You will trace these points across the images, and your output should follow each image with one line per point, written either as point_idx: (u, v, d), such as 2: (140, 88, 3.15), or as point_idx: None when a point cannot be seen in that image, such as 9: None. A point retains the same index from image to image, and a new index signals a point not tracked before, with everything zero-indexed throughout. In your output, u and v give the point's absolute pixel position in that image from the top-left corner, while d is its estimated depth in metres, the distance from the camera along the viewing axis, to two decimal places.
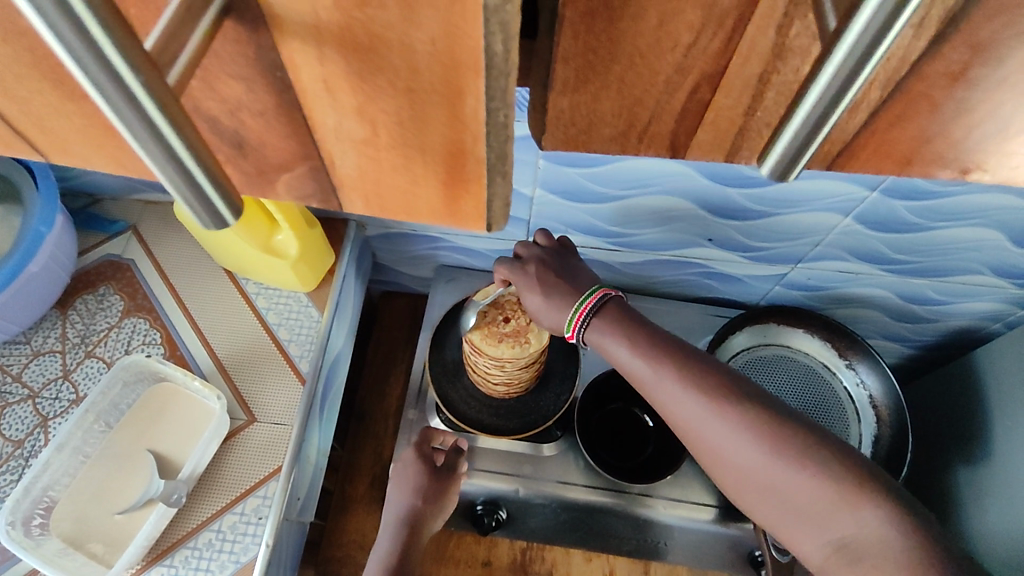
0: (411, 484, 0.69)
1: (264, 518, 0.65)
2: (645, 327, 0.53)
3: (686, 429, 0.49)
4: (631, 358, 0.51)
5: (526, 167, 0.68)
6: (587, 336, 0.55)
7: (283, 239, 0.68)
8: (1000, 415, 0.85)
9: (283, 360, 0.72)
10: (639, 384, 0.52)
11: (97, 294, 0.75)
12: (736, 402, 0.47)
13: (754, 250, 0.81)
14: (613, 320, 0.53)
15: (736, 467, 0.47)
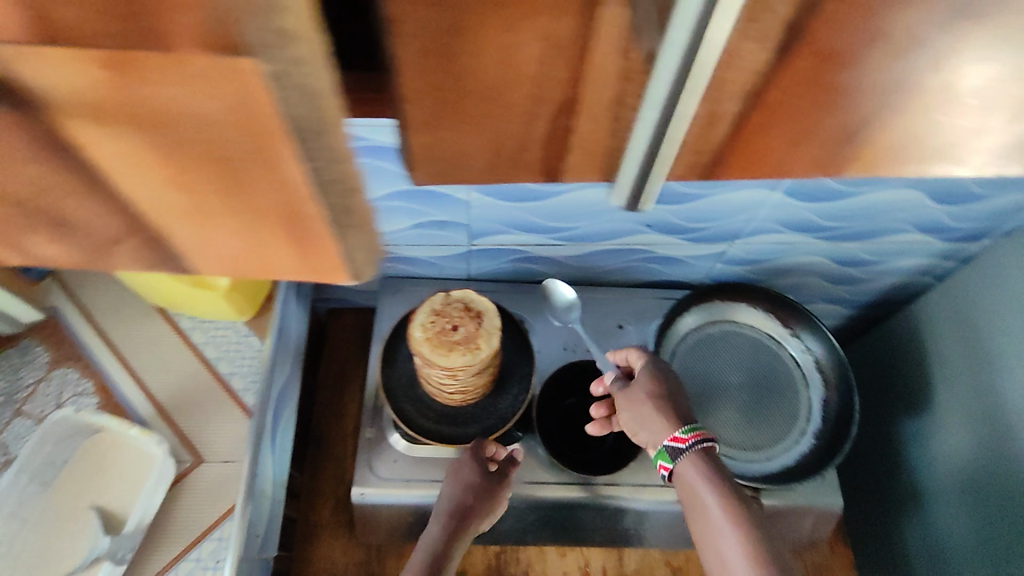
0: (458, 485, 0.72)
1: (221, 560, 0.62)
2: (736, 489, 0.58)
3: None
4: (713, 505, 0.56)
5: None
6: (678, 468, 0.60)
7: None
8: (935, 364, 0.89)
9: (226, 395, 0.70)
10: (706, 533, 0.56)
11: (19, 347, 0.70)
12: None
13: (691, 232, 0.82)
14: (707, 463, 0.59)
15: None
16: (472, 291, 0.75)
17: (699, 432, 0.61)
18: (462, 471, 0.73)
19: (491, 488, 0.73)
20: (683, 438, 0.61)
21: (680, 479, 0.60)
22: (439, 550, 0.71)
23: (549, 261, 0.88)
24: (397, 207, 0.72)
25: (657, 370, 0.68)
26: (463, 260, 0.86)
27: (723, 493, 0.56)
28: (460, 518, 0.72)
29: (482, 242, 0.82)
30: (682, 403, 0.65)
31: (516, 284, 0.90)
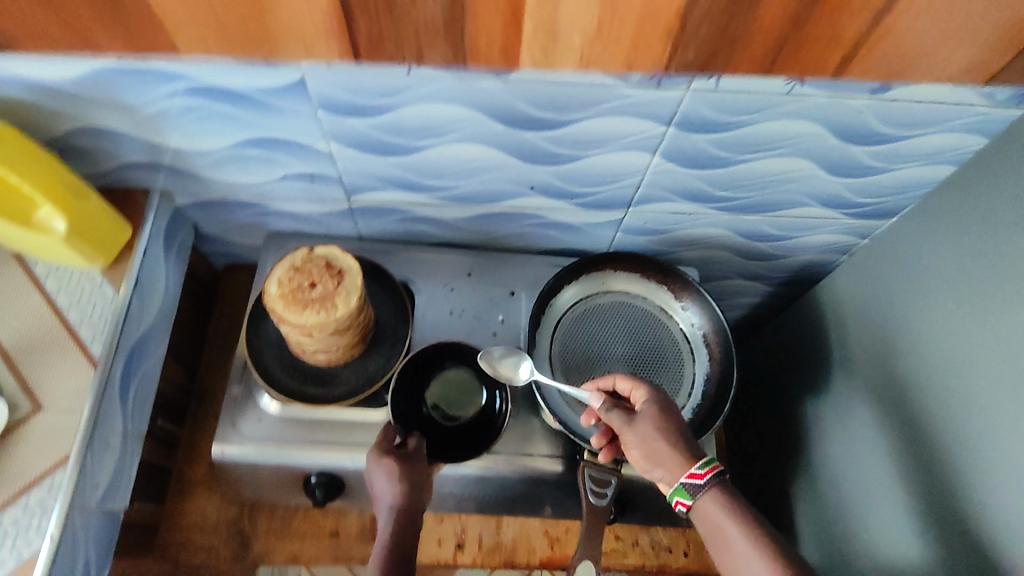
0: (394, 475, 0.66)
1: (49, 509, 0.61)
2: (759, 522, 0.58)
3: None
4: (747, 544, 0.57)
5: (309, 121, 0.65)
6: (697, 506, 0.60)
7: (46, 215, 0.63)
8: (836, 345, 0.86)
9: (73, 343, 0.68)
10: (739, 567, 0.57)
11: None
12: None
13: (580, 195, 0.78)
14: (729, 498, 0.59)
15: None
16: (338, 249, 0.73)
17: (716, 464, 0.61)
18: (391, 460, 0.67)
19: (423, 470, 0.69)
20: (702, 475, 0.60)
21: (701, 515, 0.60)
22: (404, 544, 0.62)
23: (439, 223, 0.85)
24: (260, 156, 0.71)
25: (657, 400, 0.65)
26: (348, 218, 0.84)
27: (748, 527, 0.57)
28: (410, 509, 0.65)
29: (361, 198, 0.79)
30: (688, 435, 0.63)
31: (407, 245, 0.88)
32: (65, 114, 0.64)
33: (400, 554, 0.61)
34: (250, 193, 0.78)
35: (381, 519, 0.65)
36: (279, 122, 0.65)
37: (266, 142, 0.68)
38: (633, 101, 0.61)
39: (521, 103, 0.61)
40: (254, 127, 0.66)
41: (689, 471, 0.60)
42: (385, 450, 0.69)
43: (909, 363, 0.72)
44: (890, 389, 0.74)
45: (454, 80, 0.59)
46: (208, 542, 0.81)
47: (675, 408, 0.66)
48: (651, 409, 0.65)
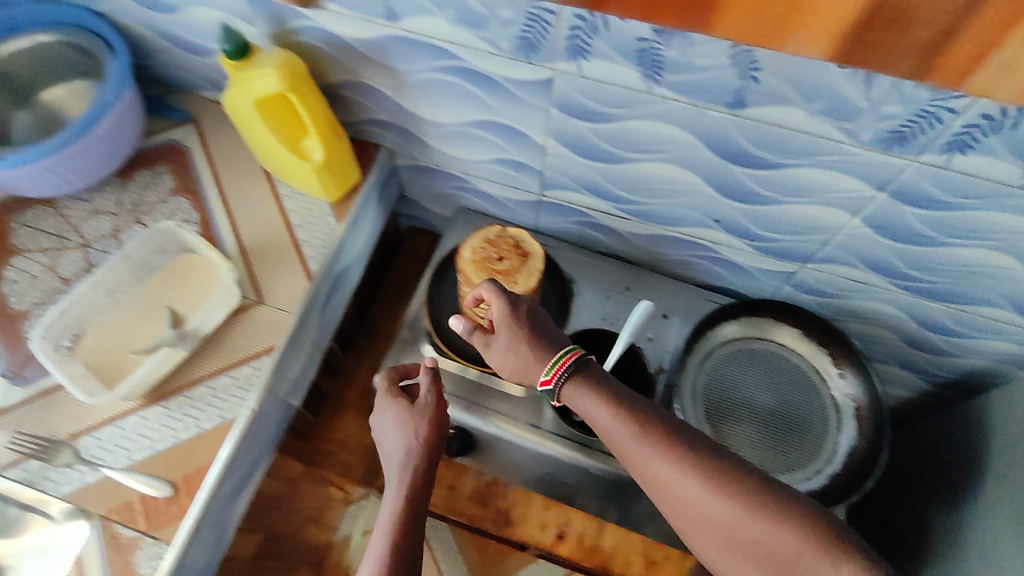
0: (408, 429, 0.67)
1: (253, 385, 0.72)
2: (622, 392, 0.58)
3: (649, 483, 0.55)
4: (610, 419, 0.57)
5: (539, 115, 0.72)
6: (563, 396, 0.61)
7: (309, 144, 0.75)
8: (995, 459, 0.81)
9: (296, 256, 0.80)
10: (615, 445, 0.57)
11: (153, 171, 0.84)
12: (691, 463, 0.53)
13: (761, 240, 0.80)
14: (584, 380, 0.59)
15: (700, 520, 0.52)
16: (527, 233, 0.80)
17: (569, 356, 0.60)
18: (404, 409, 0.68)
19: (439, 418, 0.69)
20: (548, 379, 0.60)
21: (570, 402, 0.61)
22: (420, 498, 0.63)
23: (613, 233, 0.90)
24: (482, 137, 0.79)
25: (511, 309, 0.63)
26: (532, 210, 0.92)
27: (610, 402, 0.57)
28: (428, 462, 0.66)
29: (551, 194, 0.86)
30: (546, 338, 0.63)
31: (578, 247, 0.94)
32: (345, 68, 0.75)
33: (414, 512, 0.62)
34: (460, 168, 0.88)
35: (393, 470, 0.65)
36: (515, 111, 0.73)
37: (494, 126, 0.76)
38: (854, 160, 0.64)
39: (743, 139, 0.65)
40: (488, 111, 0.74)
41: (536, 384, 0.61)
42: (397, 398, 0.70)
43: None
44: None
45: (687, 105, 0.63)
46: (347, 458, 0.92)
47: (517, 300, 0.64)
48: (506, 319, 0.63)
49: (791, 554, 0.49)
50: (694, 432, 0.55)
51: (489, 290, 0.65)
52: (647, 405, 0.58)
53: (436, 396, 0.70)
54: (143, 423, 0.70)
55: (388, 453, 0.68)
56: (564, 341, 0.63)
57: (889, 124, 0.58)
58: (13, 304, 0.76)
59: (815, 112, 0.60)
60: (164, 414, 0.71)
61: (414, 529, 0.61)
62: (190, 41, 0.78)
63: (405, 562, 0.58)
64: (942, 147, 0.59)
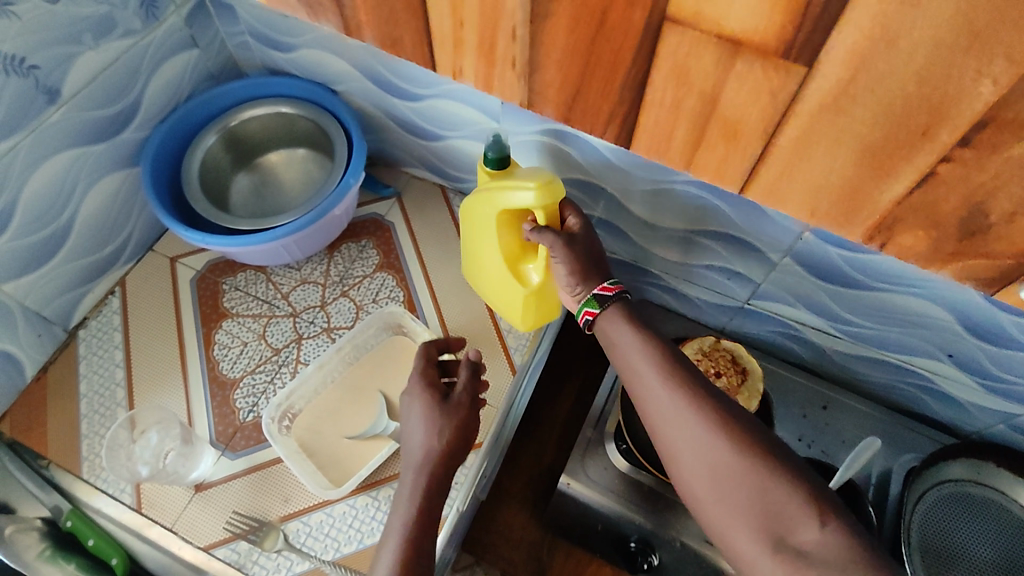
0: (434, 426, 0.63)
1: (460, 483, 0.71)
2: (657, 337, 0.58)
3: (655, 429, 0.54)
4: (646, 356, 0.56)
5: (785, 236, 0.70)
6: (601, 322, 0.60)
7: (529, 267, 0.70)
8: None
9: (500, 347, 0.79)
10: (637, 387, 0.56)
11: (359, 245, 0.86)
12: (705, 405, 0.52)
13: (994, 380, 0.74)
14: (624, 317, 0.59)
15: (704, 455, 0.50)
16: (742, 347, 0.77)
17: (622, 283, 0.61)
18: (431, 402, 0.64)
19: (467, 421, 0.64)
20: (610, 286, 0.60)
21: (604, 338, 0.60)
22: (429, 508, 0.60)
23: (812, 348, 0.86)
24: (705, 245, 0.77)
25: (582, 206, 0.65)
26: (725, 314, 0.89)
27: (646, 352, 0.56)
28: (444, 465, 0.62)
29: (759, 303, 0.83)
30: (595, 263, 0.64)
31: (767, 356, 0.90)
32: (576, 166, 0.75)
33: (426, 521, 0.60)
34: (658, 267, 0.86)
35: (409, 467, 0.62)
36: (754, 228, 0.71)
37: (723, 237, 0.74)
38: None
39: None
40: (722, 224, 0.73)
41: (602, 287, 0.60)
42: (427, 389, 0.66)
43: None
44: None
45: None
46: (510, 554, 0.87)
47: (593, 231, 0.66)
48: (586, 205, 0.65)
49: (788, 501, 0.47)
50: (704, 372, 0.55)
51: (576, 223, 0.65)
52: (683, 354, 0.57)
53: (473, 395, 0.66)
54: (352, 513, 0.68)
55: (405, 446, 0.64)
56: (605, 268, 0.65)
57: None
58: (224, 370, 0.78)
59: None
60: (372, 504, 0.69)
61: (427, 541, 0.59)
62: (420, 125, 0.82)
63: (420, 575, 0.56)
64: None
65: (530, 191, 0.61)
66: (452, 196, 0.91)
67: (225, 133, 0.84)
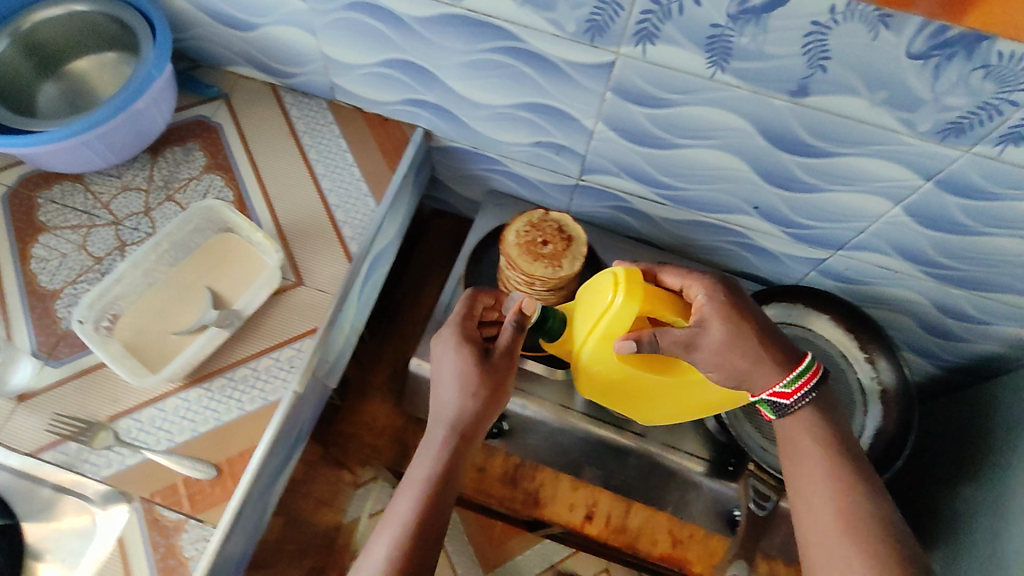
0: (463, 390, 0.63)
1: (295, 367, 0.71)
2: (846, 452, 0.62)
3: (809, 535, 0.60)
4: (819, 464, 0.62)
5: (593, 98, 0.71)
6: (781, 423, 0.65)
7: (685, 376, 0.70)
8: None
9: (335, 237, 0.78)
10: (800, 487, 0.62)
11: (184, 148, 0.83)
12: (865, 527, 0.57)
13: (797, 227, 0.82)
14: (812, 423, 0.63)
15: (828, 553, 0.58)
16: (570, 217, 0.80)
17: (810, 375, 0.63)
18: (467, 359, 0.65)
19: (497, 385, 0.65)
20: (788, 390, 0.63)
21: (784, 434, 0.65)
22: (454, 466, 0.62)
23: (646, 218, 0.91)
24: (528, 120, 0.78)
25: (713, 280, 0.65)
26: (567, 194, 0.91)
27: (824, 460, 0.62)
28: (469, 431, 0.63)
29: (590, 179, 0.86)
30: (774, 341, 0.63)
31: (610, 230, 0.95)
32: (391, 45, 0.74)
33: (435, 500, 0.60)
34: (496, 149, 0.87)
35: (440, 424, 0.64)
36: (566, 94, 0.72)
37: (541, 108, 0.75)
38: (904, 150, 0.64)
39: (799, 126, 0.65)
40: (537, 93, 0.73)
41: (772, 391, 0.63)
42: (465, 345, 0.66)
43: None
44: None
45: (748, 92, 0.63)
46: (373, 441, 0.91)
47: (737, 302, 0.64)
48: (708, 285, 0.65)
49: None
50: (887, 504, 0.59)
51: (705, 296, 0.64)
52: (864, 466, 0.62)
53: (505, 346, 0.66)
54: (185, 406, 0.69)
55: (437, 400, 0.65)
56: (798, 352, 0.66)
57: (948, 116, 0.59)
58: (44, 283, 0.75)
59: (877, 102, 0.60)
60: (204, 396, 0.70)
61: (446, 500, 0.61)
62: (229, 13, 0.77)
63: (427, 535, 0.58)
64: (996, 139, 0.60)
65: (616, 303, 0.64)
66: (284, 94, 0.88)
67: (19, 37, 0.78)
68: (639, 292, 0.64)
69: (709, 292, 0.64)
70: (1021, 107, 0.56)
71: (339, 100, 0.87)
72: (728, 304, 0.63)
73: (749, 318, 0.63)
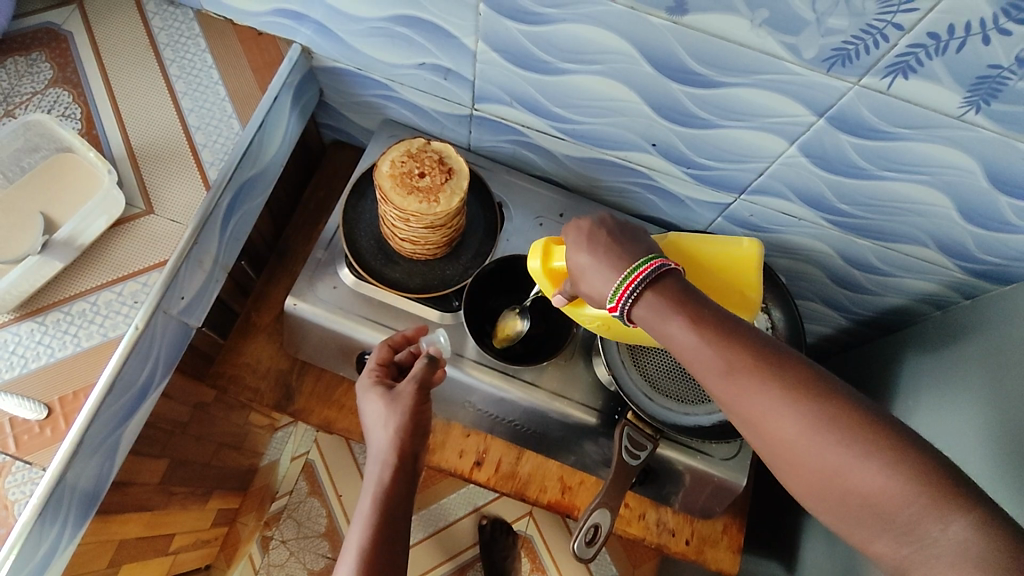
0: (395, 424, 0.61)
1: (139, 302, 0.66)
2: (707, 310, 0.49)
3: (744, 426, 0.47)
4: (690, 341, 0.48)
5: (467, 12, 0.65)
6: (639, 318, 0.51)
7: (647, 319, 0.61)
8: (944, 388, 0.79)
9: (192, 161, 0.72)
10: (697, 376, 0.49)
11: (29, 59, 0.74)
12: (781, 387, 0.45)
13: (698, 168, 0.77)
14: (666, 300, 0.49)
15: (782, 438, 0.44)
16: (452, 149, 0.74)
17: (643, 271, 0.50)
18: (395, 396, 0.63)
19: (421, 415, 0.63)
20: (615, 305, 0.51)
21: (647, 328, 0.50)
22: (398, 501, 0.58)
23: (547, 155, 0.85)
24: (406, 37, 0.72)
25: (581, 228, 0.55)
26: (464, 125, 0.85)
27: (692, 336, 0.48)
28: (409, 468, 0.61)
29: (484, 108, 0.80)
30: (621, 243, 0.54)
31: (512, 168, 0.89)
32: None
33: (388, 538, 0.55)
34: (383, 73, 0.80)
35: (374, 464, 0.60)
36: (438, 5, 0.66)
37: (417, 23, 0.69)
38: (794, 80, 0.60)
39: (682, 51, 0.60)
40: (410, 6, 0.67)
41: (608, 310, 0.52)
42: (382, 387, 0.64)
43: (1006, 419, 0.69)
44: (982, 441, 0.71)
45: (625, 7, 0.58)
46: (256, 383, 0.87)
47: (610, 233, 0.54)
48: (577, 232, 0.56)
49: (894, 502, 0.41)
50: (785, 344, 0.47)
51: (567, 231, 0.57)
52: (731, 316, 0.49)
53: (427, 381, 0.65)
54: (15, 340, 0.64)
55: (368, 444, 0.62)
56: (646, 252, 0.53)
57: (834, 41, 0.54)
58: None
59: (759, 23, 0.55)
60: (38, 331, 0.64)
61: (398, 536, 0.56)
62: None
63: None
64: (884, 70, 0.56)
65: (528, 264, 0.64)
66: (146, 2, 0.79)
67: None
68: (544, 244, 0.63)
69: (566, 229, 0.57)
70: (905, 32, 0.52)
71: (207, 11, 0.78)
72: (588, 226, 0.55)
73: (603, 235, 0.54)
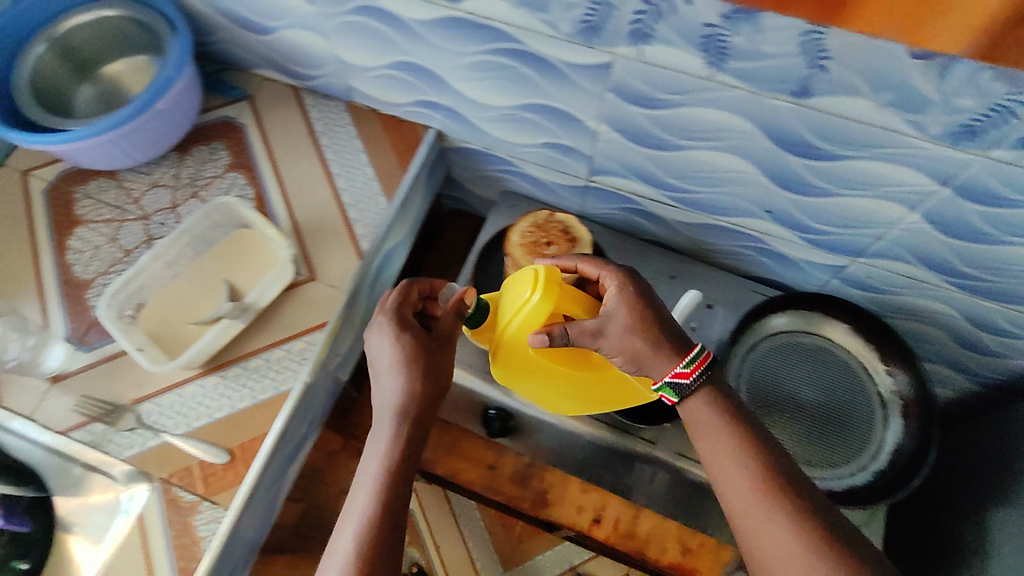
0: (414, 377, 0.60)
1: (306, 359, 0.74)
2: (755, 428, 0.58)
3: (744, 530, 0.55)
4: (735, 444, 0.57)
5: (594, 100, 0.72)
6: (685, 407, 0.60)
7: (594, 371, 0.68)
8: None
9: (347, 234, 0.81)
10: (719, 474, 0.57)
11: (210, 147, 0.87)
12: (806, 513, 0.53)
13: (812, 233, 0.80)
14: (719, 403, 0.59)
15: (762, 531, 0.53)
16: (576, 220, 0.80)
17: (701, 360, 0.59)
18: (413, 345, 0.61)
19: (438, 365, 0.62)
20: (689, 373, 0.59)
21: (694, 421, 0.60)
22: (409, 459, 0.58)
23: (659, 221, 0.90)
24: (533, 121, 0.80)
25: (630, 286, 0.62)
26: (579, 195, 0.91)
27: (735, 438, 0.57)
28: (421, 421, 0.60)
29: (601, 180, 0.86)
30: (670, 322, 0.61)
31: (624, 233, 0.94)
32: (400, 48, 0.76)
33: (393, 497, 0.56)
34: (507, 151, 0.88)
35: (385, 414, 0.60)
36: (567, 94, 0.73)
37: (546, 110, 0.77)
38: (917, 152, 0.63)
39: (804, 129, 0.65)
40: (541, 94, 0.75)
41: (673, 372, 0.59)
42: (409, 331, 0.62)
43: None
44: None
45: (749, 92, 0.63)
46: None
47: (646, 295, 0.62)
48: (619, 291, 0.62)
49: None
50: (802, 480, 0.55)
51: (615, 290, 0.62)
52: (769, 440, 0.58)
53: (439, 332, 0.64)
54: (202, 392, 0.72)
55: (377, 386, 0.62)
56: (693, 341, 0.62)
57: (959, 118, 0.57)
58: (78, 273, 0.79)
59: (883, 104, 0.59)
60: (221, 384, 0.73)
61: (403, 496, 0.57)
62: (250, 19, 0.81)
63: (388, 545, 0.53)
64: (1013, 144, 0.58)
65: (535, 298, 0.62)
66: (305, 95, 0.91)
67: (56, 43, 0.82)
68: (556, 289, 0.63)
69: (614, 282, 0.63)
70: None
71: (356, 102, 0.90)
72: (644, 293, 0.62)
73: (644, 300, 0.61)
